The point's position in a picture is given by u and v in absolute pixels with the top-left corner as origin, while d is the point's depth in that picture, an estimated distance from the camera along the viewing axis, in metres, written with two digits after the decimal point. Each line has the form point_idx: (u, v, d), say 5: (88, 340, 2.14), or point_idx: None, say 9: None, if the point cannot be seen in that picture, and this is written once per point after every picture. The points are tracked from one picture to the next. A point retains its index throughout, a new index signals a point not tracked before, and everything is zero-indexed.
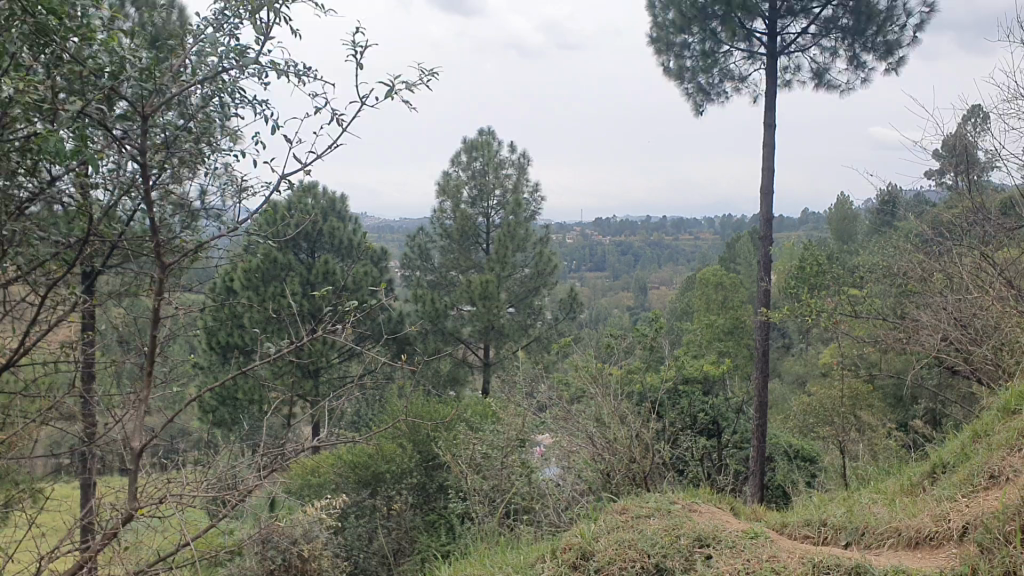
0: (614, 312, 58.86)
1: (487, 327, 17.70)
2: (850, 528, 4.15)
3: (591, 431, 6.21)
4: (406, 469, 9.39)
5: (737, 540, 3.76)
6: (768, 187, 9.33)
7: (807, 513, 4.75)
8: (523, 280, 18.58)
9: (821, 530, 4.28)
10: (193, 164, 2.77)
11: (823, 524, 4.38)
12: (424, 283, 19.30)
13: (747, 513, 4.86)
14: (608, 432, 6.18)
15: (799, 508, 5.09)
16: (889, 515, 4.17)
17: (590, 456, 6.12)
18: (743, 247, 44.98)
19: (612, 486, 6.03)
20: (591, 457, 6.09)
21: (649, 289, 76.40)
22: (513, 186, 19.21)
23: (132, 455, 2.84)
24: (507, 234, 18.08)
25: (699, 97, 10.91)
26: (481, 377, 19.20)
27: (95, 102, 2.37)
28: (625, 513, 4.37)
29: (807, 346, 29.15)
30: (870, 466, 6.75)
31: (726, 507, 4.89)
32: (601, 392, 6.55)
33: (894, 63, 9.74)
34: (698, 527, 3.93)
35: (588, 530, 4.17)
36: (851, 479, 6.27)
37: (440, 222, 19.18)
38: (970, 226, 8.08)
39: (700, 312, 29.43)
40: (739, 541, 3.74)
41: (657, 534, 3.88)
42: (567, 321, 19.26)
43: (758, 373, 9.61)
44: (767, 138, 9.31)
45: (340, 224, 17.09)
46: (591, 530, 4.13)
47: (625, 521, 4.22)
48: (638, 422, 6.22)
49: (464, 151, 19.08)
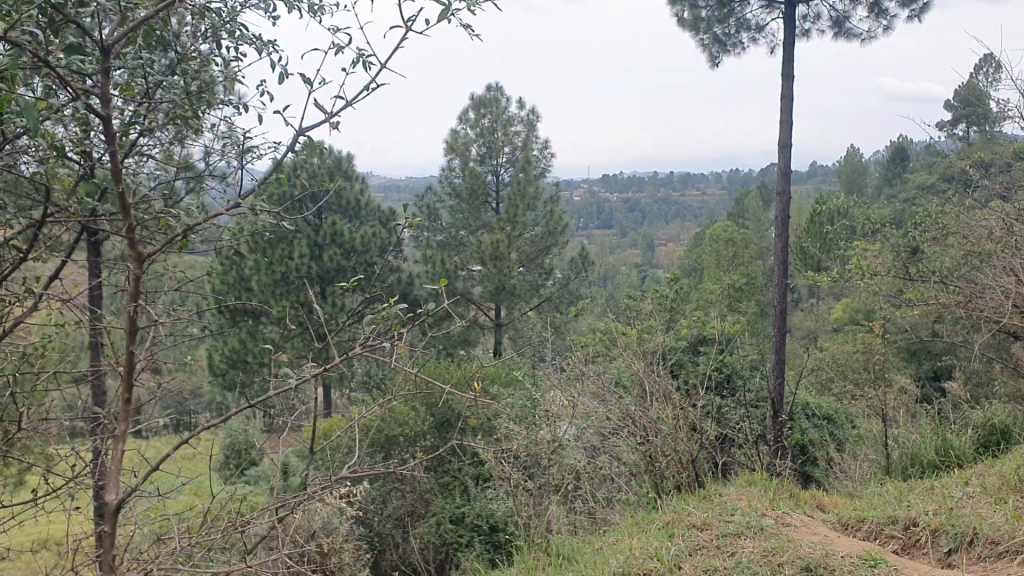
0: (621, 268, 58.81)
1: (499, 287, 17.66)
2: (955, 533, 4.03)
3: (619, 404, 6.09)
4: (421, 432, 9.27)
5: (852, 569, 3.61)
6: (786, 140, 9.19)
7: (886, 508, 4.65)
8: (535, 239, 18.46)
9: (915, 533, 4.22)
10: (185, 118, 2.49)
11: (913, 524, 4.34)
12: (434, 242, 19.20)
13: (819, 512, 4.78)
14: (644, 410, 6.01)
15: (871, 500, 5.02)
16: (1000, 520, 4.01)
17: (629, 438, 5.94)
18: (752, 203, 44.88)
19: (652, 468, 5.92)
20: (632, 440, 5.91)
21: (657, 247, 76.42)
22: (523, 143, 18.97)
23: (105, 510, 2.55)
24: (518, 192, 17.94)
25: (715, 48, 10.66)
26: (491, 337, 19.21)
27: (37, 32, 2.02)
28: (709, 532, 4.29)
29: (816, 301, 29.09)
30: (904, 434, 6.67)
31: (790, 506, 4.79)
32: (626, 359, 6.46)
33: (917, 10, 9.53)
34: (802, 552, 3.78)
35: (666, 552, 4.05)
36: (890, 452, 6.18)
37: (449, 181, 19.09)
38: (1003, 185, 7.88)
39: (711, 268, 29.43)
40: (855, 570, 3.58)
41: (755, 563, 3.75)
42: (579, 281, 19.15)
43: (778, 332, 9.58)
44: (784, 90, 9.13)
45: (347, 184, 17.03)
46: (671, 553, 4.01)
47: (707, 542, 4.13)
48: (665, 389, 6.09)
49: (472, 108, 18.85)
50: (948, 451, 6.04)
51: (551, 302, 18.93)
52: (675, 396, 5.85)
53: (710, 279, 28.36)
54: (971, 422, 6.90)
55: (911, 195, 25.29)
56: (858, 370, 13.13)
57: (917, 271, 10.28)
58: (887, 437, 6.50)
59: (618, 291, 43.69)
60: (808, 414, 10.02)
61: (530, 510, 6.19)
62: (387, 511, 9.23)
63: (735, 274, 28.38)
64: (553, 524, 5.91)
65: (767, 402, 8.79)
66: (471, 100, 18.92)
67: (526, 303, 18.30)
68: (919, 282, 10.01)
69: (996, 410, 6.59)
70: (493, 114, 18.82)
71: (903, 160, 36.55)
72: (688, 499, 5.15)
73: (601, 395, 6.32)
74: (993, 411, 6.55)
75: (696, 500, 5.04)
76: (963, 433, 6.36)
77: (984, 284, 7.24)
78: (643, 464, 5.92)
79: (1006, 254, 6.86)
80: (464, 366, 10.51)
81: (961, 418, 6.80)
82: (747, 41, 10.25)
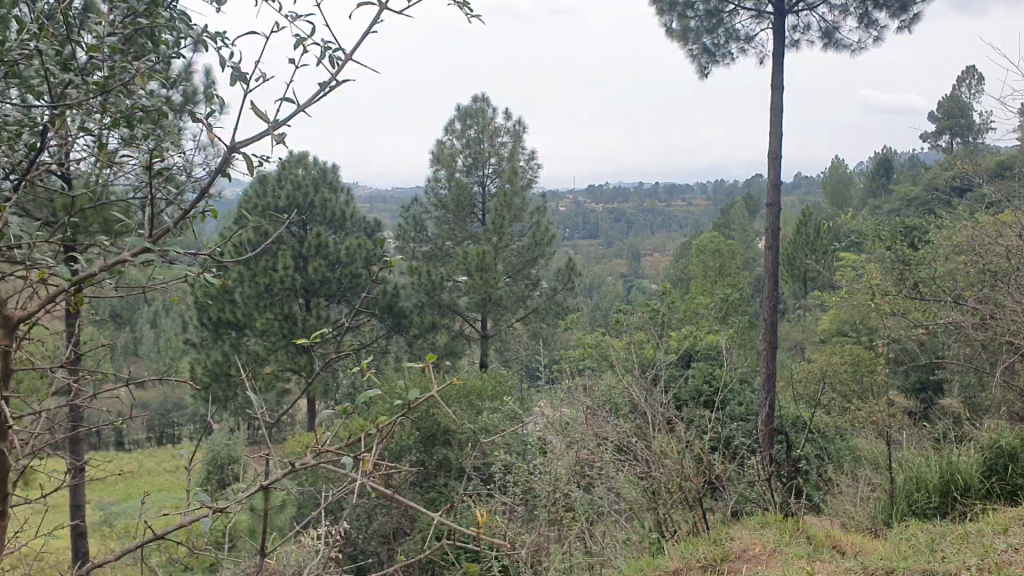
0: (608, 279, 59.11)
1: (485, 299, 17.57)
2: None
3: (609, 427, 5.83)
4: (406, 447, 9.17)
5: None
6: (775, 152, 9.18)
7: (912, 555, 4.43)
8: (521, 250, 18.43)
9: None
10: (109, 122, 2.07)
11: None
12: (420, 253, 19.20)
13: (844, 559, 4.55)
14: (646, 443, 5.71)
15: (895, 546, 4.64)
16: None
17: (628, 472, 5.60)
18: (737, 213, 45.20)
19: (656, 503, 5.67)
20: (631, 476, 5.58)
21: (643, 257, 76.80)
22: (509, 154, 18.88)
23: None
24: (504, 203, 17.90)
25: (705, 59, 10.67)
26: (478, 349, 19.16)
27: None
28: None
29: (803, 311, 29.25)
30: (902, 455, 6.30)
31: (804, 553, 4.61)
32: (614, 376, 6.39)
33: (907, 20, 9.56)
34: None
35: None
36: (894, 476, 5.76)
37: (435, 192, 19.01)
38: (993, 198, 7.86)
39: (698, 278, 29.56)
40: None
41: None
42: (567, 293, 19.06)
43: (768, 346, 9.48)
44: (774, 101, 9.13)
45: (332, 195, 17.02)
46: None
47: None
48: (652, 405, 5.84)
49: (459, 118, 18.76)
50: (952, 475, 5.66)
51: (538, 314, 18.86)
52: (672, 426, 5.61)
53: (696, 289, 28.53)
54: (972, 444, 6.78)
55: (895, 206, 25.47)
56: (848, 382, 13.11)
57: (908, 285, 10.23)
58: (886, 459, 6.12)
59: (606, 301, 43.88)
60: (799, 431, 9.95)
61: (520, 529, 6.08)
62: (371, 528, 9.10)
63: (722, 285, 28.46)
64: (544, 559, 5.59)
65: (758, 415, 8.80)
66: (458, 110, 18.82)
67: (512, 315, 18.24)
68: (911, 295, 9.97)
69: (994, 428, 6.49)
70: (479, 125, 18.73)
71: (888, 171, 36.89)
72: (696, 544, 4.98)
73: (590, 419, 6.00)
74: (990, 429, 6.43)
75: (706, 549, 4.83)
76: (966, 453, 5.97)
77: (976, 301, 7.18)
78: (644, 500, 5.67)
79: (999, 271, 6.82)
80: (450, 380, 10.46)
81: (960, 437, 6.69)
82: (736, 51, 10.26)
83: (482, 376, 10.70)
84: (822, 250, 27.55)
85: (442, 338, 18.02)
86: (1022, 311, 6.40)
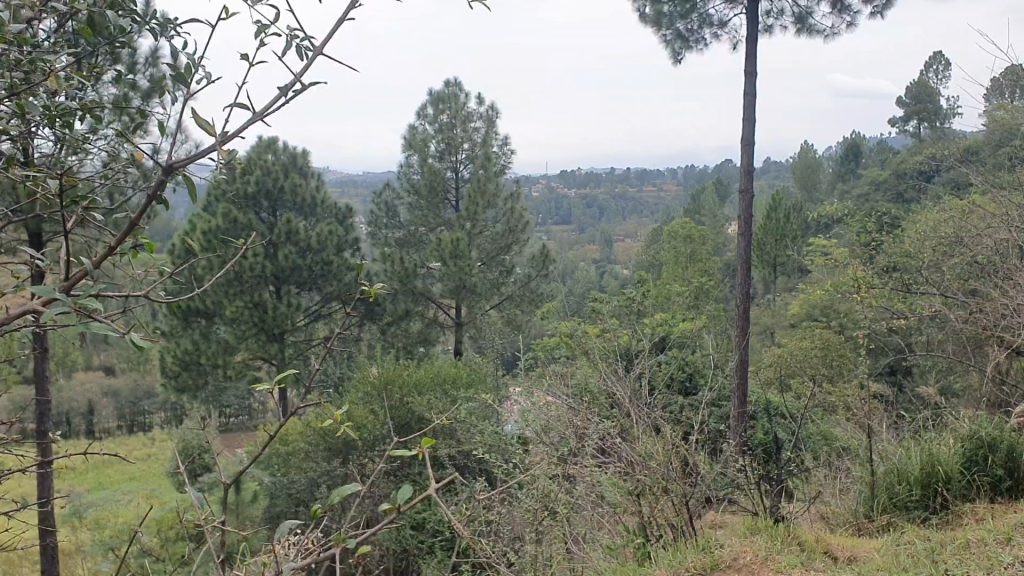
0: (580, 266, 59.35)
1: (458, 286, 17.45)
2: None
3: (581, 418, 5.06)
4: (380, 435, 9.16)
5: None
6: (749, 138, 9.21)
7: (904, 562, 3.97)
8: (494, 237, 18.38)
9: None
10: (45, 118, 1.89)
11: None
12: (392, 240, 19.09)
13: (841, 567, 4.01)
14: (630, 444, 4.89)
15: (896, 559, 4.07)
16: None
17: (615, 474, 4.83)
18: (707, 199, 45.50)
19: (642, 506, 4.87)
20: (617, 478, 4.81)
21: (614, 243, 77.09)
22: (482, 139, 18.77)
23: None
24: (477, 189, 17.84)
25: (678, 44, 10.68)
26: (451, 336, 19.09)
27: None
28: None
29: (773, 297, 29.48)
30: (883, 446, 6.12)
31: (798, 563, 3.99)
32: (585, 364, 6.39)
33: (880, 6, 9.60)
34: None
35: None
36: (872, 468, 5.53)
37: (407, 177, 18.89)
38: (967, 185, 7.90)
39: (670, 265, 29.70)
40: None
41: None
42: (540, 279, 19.06)
43: (741, 330, 9.54)
44: (747, 86, 9.15)
45: (302, 181, 16.86)
46: None
47: None
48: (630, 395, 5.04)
49: (431, 103, 18.60)
50: (933, 467, 5.38)
51: (511, 301, 18.81)
52: (664, 424, 4.93)
53: (668, 276, 28.68)
54: (947, 430, 6.82)
55: (864, 191, 25.75)
56: (819, 366, 13.29)
57: (879, 271, 10.30)
58: (866, 449, 5.89)
59: (578, 287, 44.37)
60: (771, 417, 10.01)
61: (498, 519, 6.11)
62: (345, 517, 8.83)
63: (694, 271, 28.71)
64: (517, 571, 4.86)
65: (733, 400, 8.90)
66: (431, 95, 18.63)
67: (486, 301, 18.15)
68: (882, 281, 10.07)
69: (969, 415, 6.53)
70: (451, 110, 18.57)
71: (856, 157, 37.38)
72: (685, 551, 4.29)
73: (561, 415, 5.35)
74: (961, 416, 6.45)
75: (691, 550, 4.34)
76: (947, 444, 5.66)
77: (949, 286, 7.21)
78: (630, 504, 4.89)
79: (971, 256, 6.90)
80: (424, 368, 10.48)
81: (934, 422, 6.76)
82: (709, 37, 10.27)
83: (456, 365, 10.69)
84: (792, 235, 27.85)
85: (415, 325, 17.93)
86: (994, 297, 6.42)
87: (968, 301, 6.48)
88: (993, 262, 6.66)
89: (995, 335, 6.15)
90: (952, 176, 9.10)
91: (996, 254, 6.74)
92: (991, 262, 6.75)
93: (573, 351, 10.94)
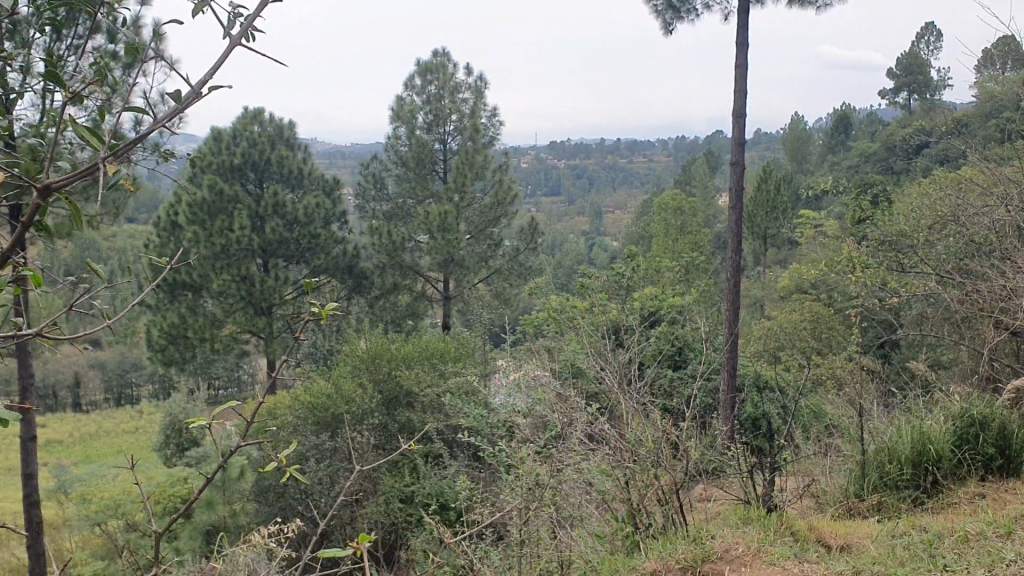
0: (569, 238, 59.36)
1: (446, 259, 17.36)
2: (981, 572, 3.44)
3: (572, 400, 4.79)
4: (368, 410, 9.17)
5: None
6: (740, 110, 9.15)
7: (898, 549, 3.93)
8: (482, 209, 18.31)
9: None
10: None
11: None
12: (380, 212, 18.99)
13: (834, 558, 3.93)
14: (620, 429, 4.61)
15: (893, 547, 4.00)
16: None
17: (602, 460, 4.55)
18: (697, 170, 45.43)
19: (632, 493, 4.61)
20: (604, 464, 4.56)
21: (604, 215, 77.04)
22: (470, 110, 18.59)
23: None
24: (466, 161, 17.71)
25: (669, 14, 10.57)
26: (440, 309, 19.04)
27: None
28: None
29: (763, 269, 29.53)
30: (873, 424, 6.06)
31: (791, 553, 3.92)
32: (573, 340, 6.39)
33: None
34: None
35: None
36: (864, 447, 5.51)
37: (396, 149, 18.75)
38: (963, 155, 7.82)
39: (660, 236, 29.70)
40: None
41: None
42: (529, 252, 19.01)
43: (730, 305, 9.53)
44: (739, 59, 9.08)
45: (289, 152, 16.71)
46: None
47: None
48: (617, 373, 4.79)
49: (419, 74, 18.39)
50: (924, 445, 5.35)
51: (500, 274, 18.75)
52: (653, 408, 4.64)
53: (658, 248, 28.71)
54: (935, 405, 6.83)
55: (854, 162, 25.76)
56: (808, 339, 13.33)
57: (868, 244, 10.28)
58: (857, 428, 5.84)
59: (568, 258, 44.50)
60: (759, 390, 10.05)
61: (486, 491, 6.17)
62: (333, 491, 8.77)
63: (683, 243, 28.75)
64: (503, 559, 4.68)
65: (723, 375, 8.86)
66: (418, 65, 18.43)
67: (474, 274, 18.08)
68: (872, 255, 10.07)
69: (957, 390, 6.55)
70: (440, 80, 18.37)
71: (846, 128, 37.32)
72: (676, 541, 4.19)
73: (547, 395, 5.30)
74: (944, 393, 6.51)
75: (682, 539, 4.26)
76: (938, 422, 5.61)
77: (940, 260, 7.19)
78: (619, 490, 4.65)
79: (960, 233, 6.89)
80: (412, 341, 10.46)
81: (923, 397, 6.76)
82: (700, 7, 10.16)
83: (445, 339, 10.68)
84: (782, 206, 27.86)
85: (403, 299, 17.88)
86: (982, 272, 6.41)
87: (958, 278, 6.47)
88: (981, 238, 6.65)
89: (984, 311, 6.14)
90: (943, 149, 9.05)
91: (984, 230, 6.72)
92: (979, 238, 6.74)
93: (562, 324, 10.94)
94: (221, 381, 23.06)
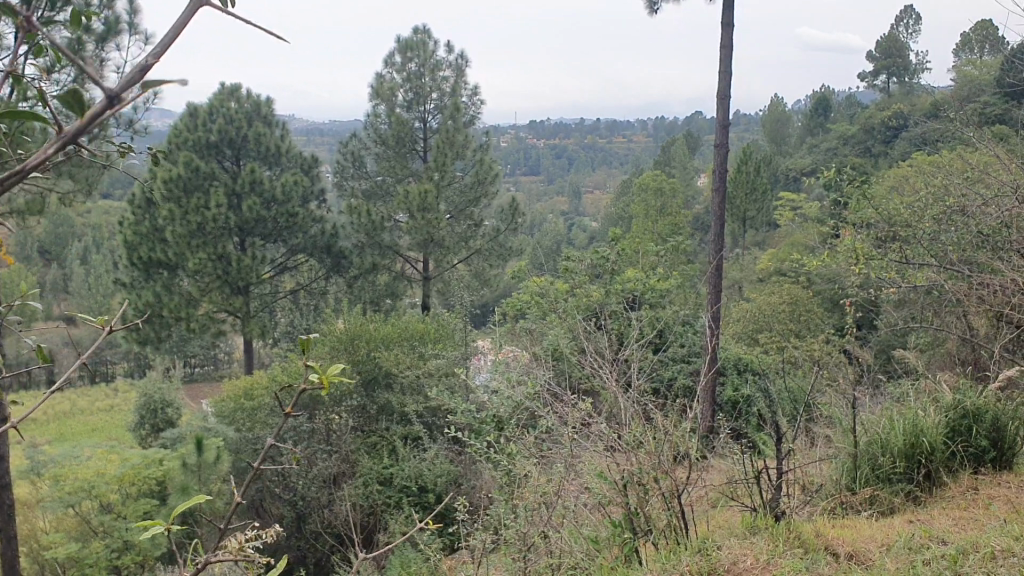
0: (548, 219, 59.33)
1: (426, 239, 17.25)
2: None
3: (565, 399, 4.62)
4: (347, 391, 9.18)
5: None
6: (724, 92, 9.13)
7: (900, 551, 3.93)
8: (463, 189, 18.22)
9: None
10: None
11: None
12: (359, 191, 18.84)
13: (845, 567, 3.76)
14: (617, 430, 4.26)
15: (903, 553, 3.89)
16: None
17: (599, 460, 4.26)
18: (678, 151, 45.43)
19: (627, 495, 4.27)
20: (600, 463, 4.25)
21: (583, 196, 77.03)
22: (451, 89, 18.43)
23: None
24: (446, 140, 17.59)
25: None
26: (419, 289, 18.97)
27: None
28: None
29: (742, 251, 29.72)
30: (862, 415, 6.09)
31: (801, 566, 3.71)
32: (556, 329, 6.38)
33: None
34: None
35: None
36: (855, 438, 5.48)
37: (375, 127, 18.55)
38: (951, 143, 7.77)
39: (639, 217, 29.73)
40: None
41: None
42: (509, 233, 18.91)
43: (712, 289, 9.55)
44: (725, 39, 9.04)
45: (266, 129, 16.50)
46: None
47: None
48: (611, 365, 4.62)
49: (399, 51, 18.15)
50: (917, 438, 5.38)
51: (480, 255, 18.70)
52: (653, 409, 4.33)
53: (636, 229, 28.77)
54: (913, 393, 6.89)
55: (833, 145, 25.88)
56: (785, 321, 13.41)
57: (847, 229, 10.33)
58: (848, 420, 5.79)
59: (546, 239, 44.48)
60: (738, 373, 10.10)
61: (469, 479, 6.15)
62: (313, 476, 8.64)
63: (663, 225, 28.83)
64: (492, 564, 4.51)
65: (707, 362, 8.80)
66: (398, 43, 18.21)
67: (454, 256, 18.02)
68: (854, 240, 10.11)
69: (936, 379, 6.62)
70: (420, 58, 18.14)
71: (825, 111, 37.49)
72: (677, 551, 4.01)
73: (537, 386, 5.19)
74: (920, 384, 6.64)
75: (686, 550, 4.00)
76: (927, 413, 5.66)
77: (922, 248, 7.22)
78: (616, 494, 4.27)
79: (940, 220, 6.92)
80: (392, 323, 10.40)
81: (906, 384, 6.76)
82: None
83: (425, 322, 10.63)
84: (760, 188, 27.94)
85: (382, 279, 17.83)
86: (962, 260, 6.47)
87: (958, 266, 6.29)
88: (961, 226, 6.67)
89: (965, 299, 6.17)
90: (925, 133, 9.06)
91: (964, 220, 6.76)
92: (960, 227, 6.77)
93: (543, 308, 10.93)
94: (198, 358, 23.00)
